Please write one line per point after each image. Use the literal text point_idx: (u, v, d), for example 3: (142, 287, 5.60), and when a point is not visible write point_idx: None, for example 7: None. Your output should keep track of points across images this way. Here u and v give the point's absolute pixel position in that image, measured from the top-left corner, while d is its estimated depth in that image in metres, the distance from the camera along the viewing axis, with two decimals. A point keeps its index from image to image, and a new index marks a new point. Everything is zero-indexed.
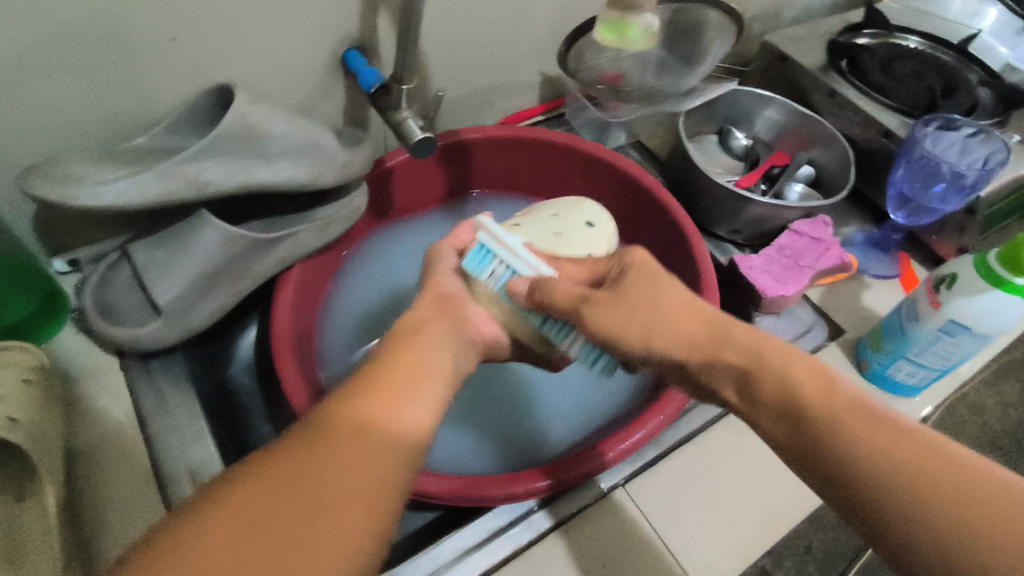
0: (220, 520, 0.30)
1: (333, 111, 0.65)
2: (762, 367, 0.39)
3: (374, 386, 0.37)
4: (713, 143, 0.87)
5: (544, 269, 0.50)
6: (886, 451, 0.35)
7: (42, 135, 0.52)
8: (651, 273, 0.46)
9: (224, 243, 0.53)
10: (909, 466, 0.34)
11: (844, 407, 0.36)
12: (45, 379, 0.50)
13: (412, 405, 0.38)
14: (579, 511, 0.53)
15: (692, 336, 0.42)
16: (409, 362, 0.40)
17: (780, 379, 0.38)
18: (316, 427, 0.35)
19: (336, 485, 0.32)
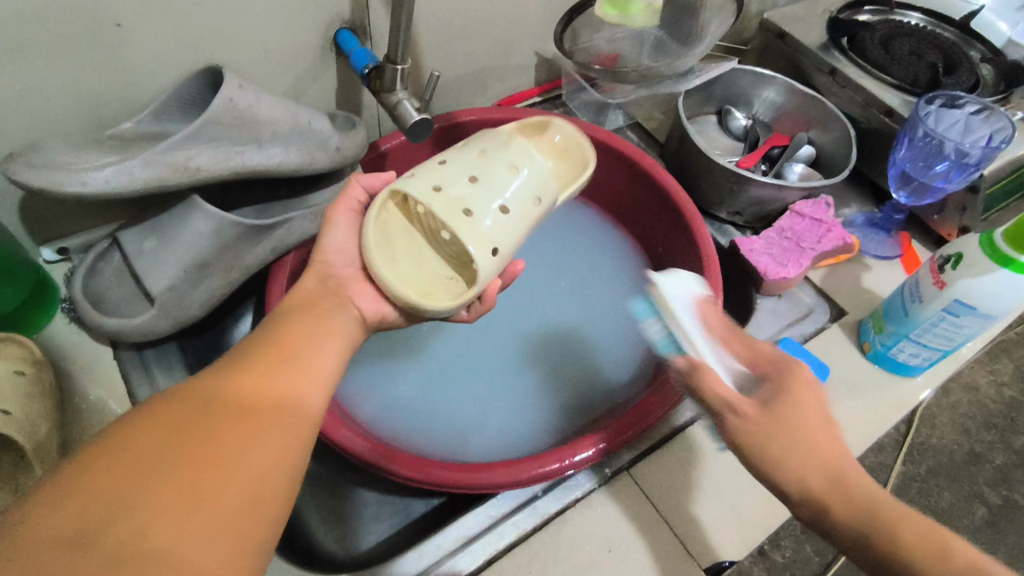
0: (96, 459, 0.28)
1: (325, 95, 0.64)
2: (875, 525, 0.34)
3: (266, 358, 0.37)
4: (711, 124, 0.86)
5: (705, 353, 0.42)
6: None
7: (23, 121, 0.51)
8: (781, 398, 0.38)
9: (218, 230, 0.52)
10: None
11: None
12: (39, 371, 0.49)
13: (307, 379, 0.37)
14: (582, 495, 0.53)
15: (809, 478, 0.36)
16: (299, 346, 0.38)
17: (895, 546, 0.33)
18: (204, 385, 0.34)
19: (218, 456, 0.30)
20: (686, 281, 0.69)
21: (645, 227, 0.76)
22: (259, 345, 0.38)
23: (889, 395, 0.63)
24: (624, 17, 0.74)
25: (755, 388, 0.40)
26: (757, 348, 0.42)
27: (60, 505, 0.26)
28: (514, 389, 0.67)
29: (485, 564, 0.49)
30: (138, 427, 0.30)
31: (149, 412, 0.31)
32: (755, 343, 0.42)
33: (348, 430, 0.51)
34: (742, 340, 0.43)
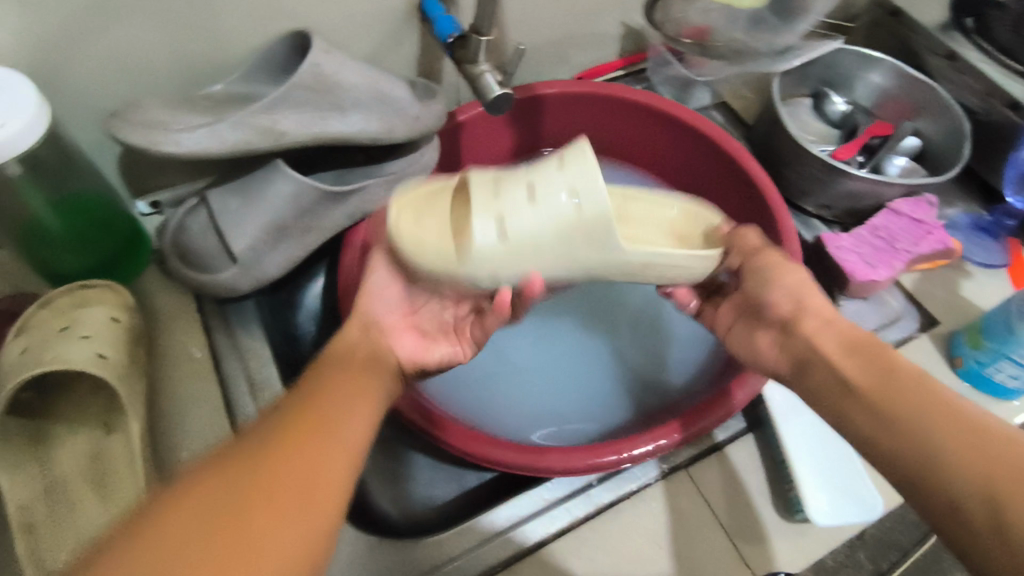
0: (124, 549, 0.28)
1: (405, 61, 0.63)
2: (879, 366, 0.39)
3: (304, 427, 0.35)
4: (806, 107, 0.79)
5: (806, 478, 0.50)
6: (950, 434, 0.35)
7: (123, 78, 0.52)
8: (882, 385, 0.38)
9: (298, 194, 0.53)
10: (958, 451, 0.34)
11: (924, 395, 0.37)
12: (131, 318, 0.52)
13: (336, 451, 0.35)
14: (637, 489, 0.52)
15: (840, 360, 0.41)
16: (344, 382, 0.39)
17: (884, 388, 0.38)
18: (236, 454, 0.33)
19: (272, 494, 0.32)
20: None
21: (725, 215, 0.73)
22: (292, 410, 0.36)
23: None
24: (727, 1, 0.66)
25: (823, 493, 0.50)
26: (842, 485, 0.51)
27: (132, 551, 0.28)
28: (565, 370, 0.66)
29: (536, 547, 0.50)
30: (168, 509, 0.30)
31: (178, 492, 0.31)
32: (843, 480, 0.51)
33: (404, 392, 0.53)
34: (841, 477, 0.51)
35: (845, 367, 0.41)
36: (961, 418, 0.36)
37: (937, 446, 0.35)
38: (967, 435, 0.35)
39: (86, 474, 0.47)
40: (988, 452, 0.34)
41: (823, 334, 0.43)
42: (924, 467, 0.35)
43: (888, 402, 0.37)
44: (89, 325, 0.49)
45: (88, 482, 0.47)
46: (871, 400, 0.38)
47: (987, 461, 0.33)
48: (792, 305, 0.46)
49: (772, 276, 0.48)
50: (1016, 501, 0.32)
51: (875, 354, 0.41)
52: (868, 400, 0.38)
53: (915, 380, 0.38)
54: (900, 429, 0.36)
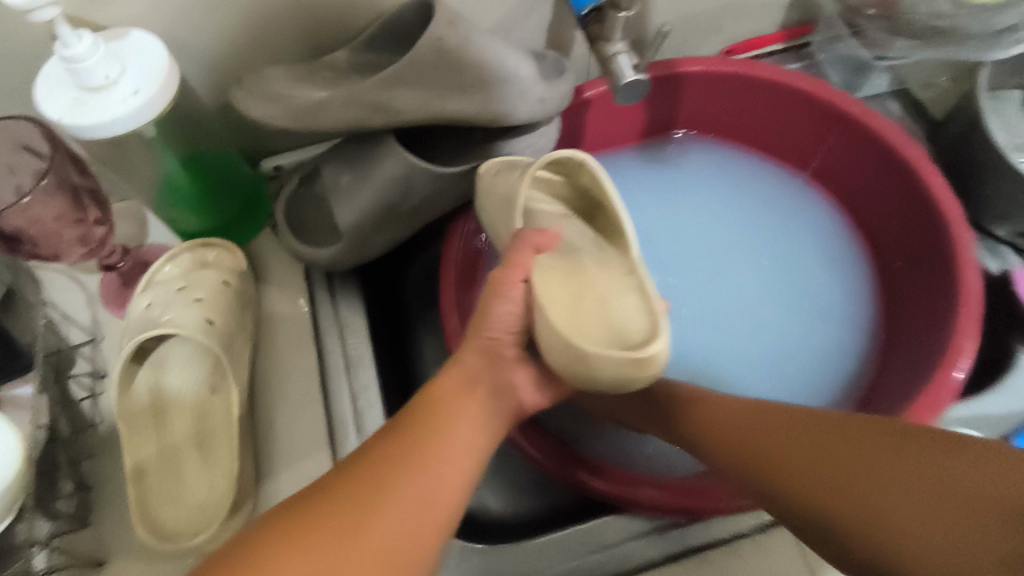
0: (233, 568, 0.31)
1: (535, 32, 0.58)
2: (796, 446, 0.37)
3: (402, 490, 0.36)
4: (1016, 103, 0.63)
5: None
6: (883, 466, 0.33)
7: (255, 41, 0.52)
8: (822, 433, 0.36)
9: (408, 175, 0.51)
10: (906, 484, 0.32)
11: (844, 442, 0.35)
12: (241, 279, 0.53)
13: (423, 517, 0.36)
14: (732, 537, 0.47)
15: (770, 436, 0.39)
16: (461, 428, 0.40)
17: (814, 460, 0.36)
18: (341, 493, 0.35)
19: (360, 512, 0.34)
20: (923, 317, 0.55)
21: (886, 228, 0.61)
22: (392, 466, 0.36)
23: None
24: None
25: None
26: None
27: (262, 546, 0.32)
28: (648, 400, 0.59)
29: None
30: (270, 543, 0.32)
31: (283, 525, 0.33)
32: None
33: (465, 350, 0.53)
34: None
35: (806, 495, 0.35)
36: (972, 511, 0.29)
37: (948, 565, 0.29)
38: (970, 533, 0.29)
39: (189, 428, 0.50)
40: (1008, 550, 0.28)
41: (764, 442, 0.39)
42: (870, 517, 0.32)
43: (862, 509, 0.32)
44: (202, 287, 0.51)
45: (190, 437, 0.49)
46: (842, 525, 0.33)
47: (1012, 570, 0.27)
48: (661, 404, 0.48)
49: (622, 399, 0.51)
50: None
51: (830, 461, 0.35)
52: (839, 526, 0.33)
53: (883, 477, 0.33)
54: (880, 559, 0.31)
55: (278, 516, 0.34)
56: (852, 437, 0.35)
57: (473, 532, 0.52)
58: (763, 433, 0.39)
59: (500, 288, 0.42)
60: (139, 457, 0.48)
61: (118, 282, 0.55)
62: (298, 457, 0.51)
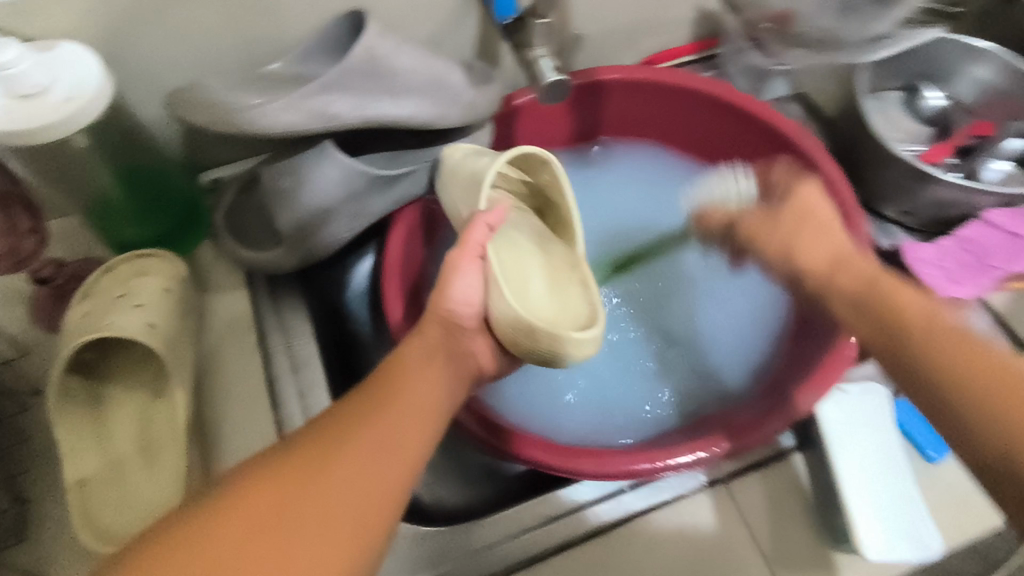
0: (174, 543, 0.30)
1: (464, 43, 0.62)
2: (879, 316, 0.44)
3: (354, 452, 0.34)
4: (895, 102, 0.71)
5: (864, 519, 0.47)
6: (959, 371, 0.39)
7: (189, 54, 0.53)
8: (915, 312, 0.42)
9: (346, 177, 0.53)
10: (975, 384, 0.38)
11: (926, 326, 0.41)
12: (183, 287, 0.54)
13: (381, 475, 0.34)
14: (671, 500, 0.51)
15: (855, 302, 0.46)
16: (408, 389, 0.38)
17: (896, 325, 0.43)
18: (291, 458, 0.33)
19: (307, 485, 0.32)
20: None
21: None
22: (344, 431, 0.35)
23: None
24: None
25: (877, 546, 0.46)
26: (902, 527, 0.47)
27: (198, 535, 0.30)
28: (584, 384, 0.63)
29: (560, 547, 0.49)
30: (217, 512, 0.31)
31: (229, 501, 0.31)
32: (903, 523, 0.48)
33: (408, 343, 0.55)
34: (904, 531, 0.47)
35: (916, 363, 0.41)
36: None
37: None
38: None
39: (134, 436, 0.49)
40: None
41: (897, 312, 0.43)
42: (945, 391, 0.39)
43: (972, 397, 0.38)
44: (143, 293, 0.50)
45: (136, 447, 0.49)
46: (947, 401, 0.39)
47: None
48: (788, 267, 0.51)
49: (759, 244, 0.53)
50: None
51: (960, 349, 0.40)
52: (940, 393, 0.39)
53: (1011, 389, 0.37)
54: (980, 439, 0.37)
55: (221, 485, 0.32)
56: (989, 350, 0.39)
57: (425, 520, 0.53)
58: (904, 295, 0.44)
59: (458, 266, 0.44)
60: (82, 469, 0.47)
61: (52, 298, 0.54)
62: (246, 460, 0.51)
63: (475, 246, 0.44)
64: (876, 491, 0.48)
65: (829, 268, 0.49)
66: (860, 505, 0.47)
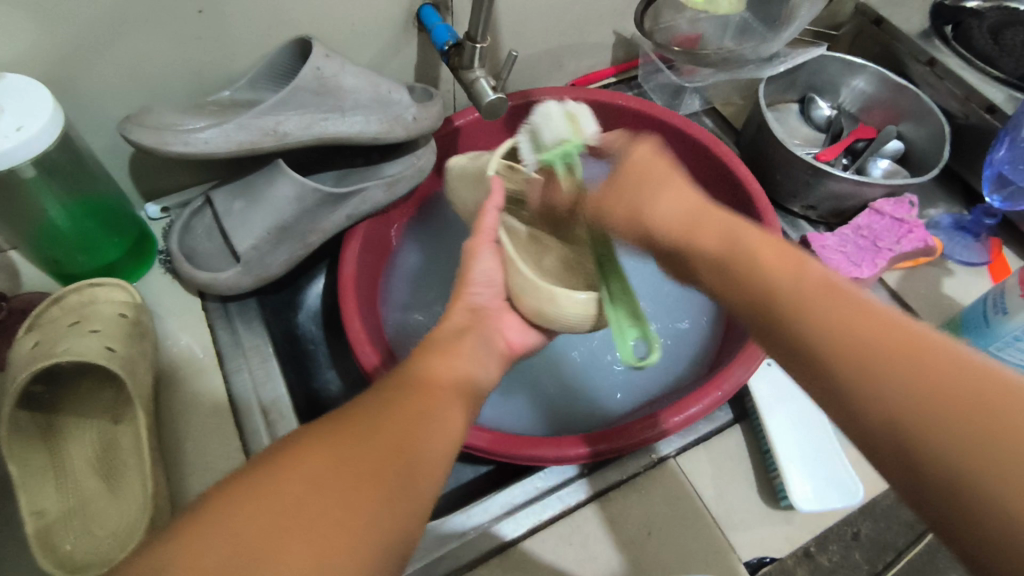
0: (244, 499, 0.29)
1: (405, 68, 0.65)
2: (741, 268, 0.33)
3: (408, 409, 0.36)
4: (792, 112, 0.81)
5: (789, 472, 0.53)
6: (855, 349, 0.29)
7: (135, 82, 0.54)
8: (778, 274, 0.32)
9: (301, 196, 0.55)
10: (880, 363, 0.28)
11: (813, 296, 0.31)
12: (139, 314, 0.54)
13: (430, 440, 0.35)
14: (628, 477, 0.55)
15: (712, 251, 0.35)
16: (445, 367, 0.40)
17: (771, 294, 0.32)
18: (351, 417, 0.34)
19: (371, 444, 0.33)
20: None
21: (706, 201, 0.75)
22: (389, 393, 0.37)
23: None
24: (546, 117, 0.50)
25: (803, 496, 0.52)
26: (825, 478, 0.53)
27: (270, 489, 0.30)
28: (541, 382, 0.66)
29: (529, 532, 0.52)
30: (284, 468, 0.31)
31: (301, 457, 0.31)
32: (826, 475, 0.53)
33: (370, 351, 0.56)
34: (828, 480, 0.53)
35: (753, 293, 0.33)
36: (916, 339, 0.28)
37: (881, 375, 0.28)
38: (911, 362, 0.28)
39: (95, 465, 0.49)
40: (934, 370, 0.27)
41: (728, 237, 0.34)
42: (861, 393, 0.28)
43: (875, 379, 0.28)
44: (100, 320, 0.51)
45: (96, 474, 0.49)
46: (801, 346, 0.31)
47: (936, 387, 0.27)
48: (636, 226, 0.38)
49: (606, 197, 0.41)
50: (945, 419, 0.26)
51: (789, 265, 0.32)
52: (762, 303, 0.32)
53: (861, 312, 0.30)
54: (882, 439, 0.28)
55: (285, 446, 0.32)
56: (831, 275, 0.31)
57: None
58: (793, 275, 0.32)
59: (477, 250, 0.49)
60: (41, 506, 0.45)
61: None
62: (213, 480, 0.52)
63: (488, 231, 0.50)
64: (800, 448, 0.54)
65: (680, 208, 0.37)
66: (784, 460, 0.53)
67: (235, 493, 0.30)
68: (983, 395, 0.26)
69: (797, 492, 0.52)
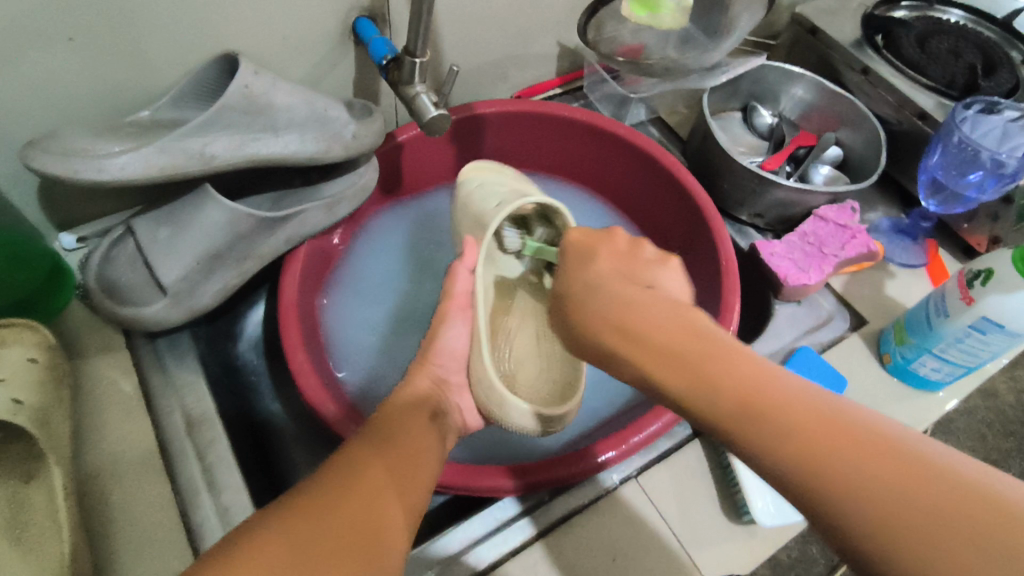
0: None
1: (343, 83, 0.62)
2: (688, 379, 0.33)
3: (371, 484, 0.36)
4: (735, 120, 0.82)
5: (749, 485, 0.52)
6: (803, 448, 0.29)
7: (39, 102, 0.49)
8: (732, 373, 0.32)
9: (232, 221, 0.52)
10: (829, 465, 0.28)
11: (765, 401, 0.31)
12: (53, 358, 0.49)
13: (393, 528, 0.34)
14: (589, 501, 0.53)
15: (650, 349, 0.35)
16: (414, 447, 0.40)
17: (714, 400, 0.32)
18: (315, 498, 0.33)
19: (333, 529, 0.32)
20: (702, 284, 0.67)
21: (650, 206, 0.75)
22: (360, 469, 0.36)
23: (905, 409, 0.62)
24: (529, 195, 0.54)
25: (766, 506, 0.52)
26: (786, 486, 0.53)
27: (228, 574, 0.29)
28: None
29: (490, 567, 0.50)
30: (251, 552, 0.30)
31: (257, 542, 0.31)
32: None
33: (315, 381, 0.53)
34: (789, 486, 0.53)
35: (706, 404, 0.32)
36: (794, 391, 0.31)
37: (823, 468, 0.28)
38: (867, 467, 0.28)
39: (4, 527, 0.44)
40: (870, 452, 0.28)
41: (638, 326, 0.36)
42: (816, 493, 0.28)
43: (825, 477, 0.28)
44: (5, 367, 0.46)
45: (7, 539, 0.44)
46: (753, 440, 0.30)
47: (899, 489, 0.27)
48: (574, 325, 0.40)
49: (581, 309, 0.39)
50: (839, 470, 0.28)
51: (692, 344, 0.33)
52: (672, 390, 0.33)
53: (822, 421, 0.29)
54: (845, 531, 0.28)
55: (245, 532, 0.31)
56: (776, 375, 0.31)
57: None
58: (736, 372, 0.32)
59: (450, 317, 0.51)
60: None
61: None
62: (143, 533, 0.47)
63: (461, 297, 0.52)
64: None
65: (606, 308, 0.38)
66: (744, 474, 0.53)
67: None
68: (948, 495, 0.26)
69: (757, 504, 0.51)
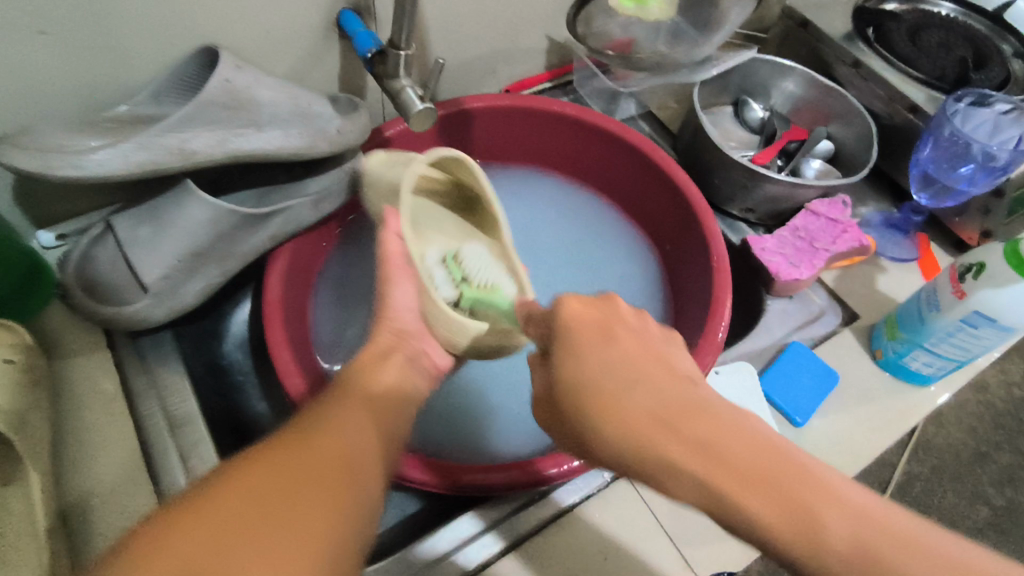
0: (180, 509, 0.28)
1: (328, 77, 0.61)
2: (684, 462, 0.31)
3: (345, 426, 0.36)
4: (726, 115, 0.81)
5: None
6: (796, 533, 0.28)
7: (12, 98, 0.48)
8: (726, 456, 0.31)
9: (215, 220, 0.51)
10: (825, 547, 0.28)
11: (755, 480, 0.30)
12: (30, 359, 0.48)
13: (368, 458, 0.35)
14: (581, 499, 0.53)
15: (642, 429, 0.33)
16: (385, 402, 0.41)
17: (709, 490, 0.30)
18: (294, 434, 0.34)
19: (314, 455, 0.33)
20: (694, 281, 0.67)
21: (641, 202, 0.74)
22: (333, 410, 0.37)
23: (898, 403, 0.61)
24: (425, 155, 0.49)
25: None
26: None
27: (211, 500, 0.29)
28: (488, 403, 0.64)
29: (480, 567, 0.50)
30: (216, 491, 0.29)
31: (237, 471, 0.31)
32: None
33: (300, 381, 0.52)
34: None
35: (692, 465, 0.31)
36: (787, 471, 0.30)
37: (821, 550, 0.28)
38: (867, 552, 0.27)
39: None
40: (870, 536, 0.28)
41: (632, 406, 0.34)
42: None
43: (821, 557, 0.28)
44: None
45: None
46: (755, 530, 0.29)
47: (902, 573, 0.27)
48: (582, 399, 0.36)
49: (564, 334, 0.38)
50: (837, 554, 0.28)
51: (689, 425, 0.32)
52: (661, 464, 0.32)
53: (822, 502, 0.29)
54: None
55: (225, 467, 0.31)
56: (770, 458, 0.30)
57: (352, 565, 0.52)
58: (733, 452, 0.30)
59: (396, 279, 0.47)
60: None
61: None
62: (124, 537, 0.46)
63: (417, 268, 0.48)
64: None
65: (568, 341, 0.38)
66: None
67: (171, 516, 0.28)
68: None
69: None
